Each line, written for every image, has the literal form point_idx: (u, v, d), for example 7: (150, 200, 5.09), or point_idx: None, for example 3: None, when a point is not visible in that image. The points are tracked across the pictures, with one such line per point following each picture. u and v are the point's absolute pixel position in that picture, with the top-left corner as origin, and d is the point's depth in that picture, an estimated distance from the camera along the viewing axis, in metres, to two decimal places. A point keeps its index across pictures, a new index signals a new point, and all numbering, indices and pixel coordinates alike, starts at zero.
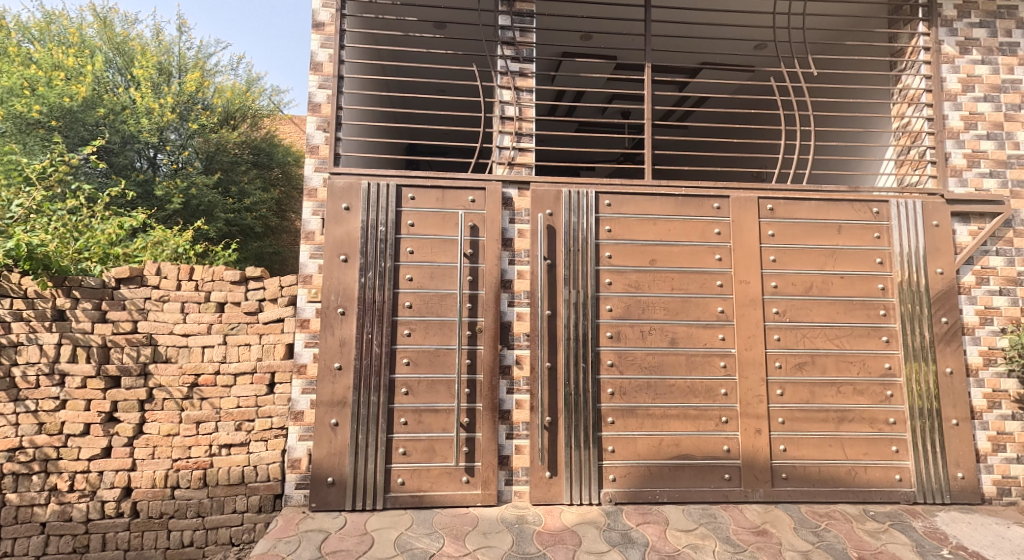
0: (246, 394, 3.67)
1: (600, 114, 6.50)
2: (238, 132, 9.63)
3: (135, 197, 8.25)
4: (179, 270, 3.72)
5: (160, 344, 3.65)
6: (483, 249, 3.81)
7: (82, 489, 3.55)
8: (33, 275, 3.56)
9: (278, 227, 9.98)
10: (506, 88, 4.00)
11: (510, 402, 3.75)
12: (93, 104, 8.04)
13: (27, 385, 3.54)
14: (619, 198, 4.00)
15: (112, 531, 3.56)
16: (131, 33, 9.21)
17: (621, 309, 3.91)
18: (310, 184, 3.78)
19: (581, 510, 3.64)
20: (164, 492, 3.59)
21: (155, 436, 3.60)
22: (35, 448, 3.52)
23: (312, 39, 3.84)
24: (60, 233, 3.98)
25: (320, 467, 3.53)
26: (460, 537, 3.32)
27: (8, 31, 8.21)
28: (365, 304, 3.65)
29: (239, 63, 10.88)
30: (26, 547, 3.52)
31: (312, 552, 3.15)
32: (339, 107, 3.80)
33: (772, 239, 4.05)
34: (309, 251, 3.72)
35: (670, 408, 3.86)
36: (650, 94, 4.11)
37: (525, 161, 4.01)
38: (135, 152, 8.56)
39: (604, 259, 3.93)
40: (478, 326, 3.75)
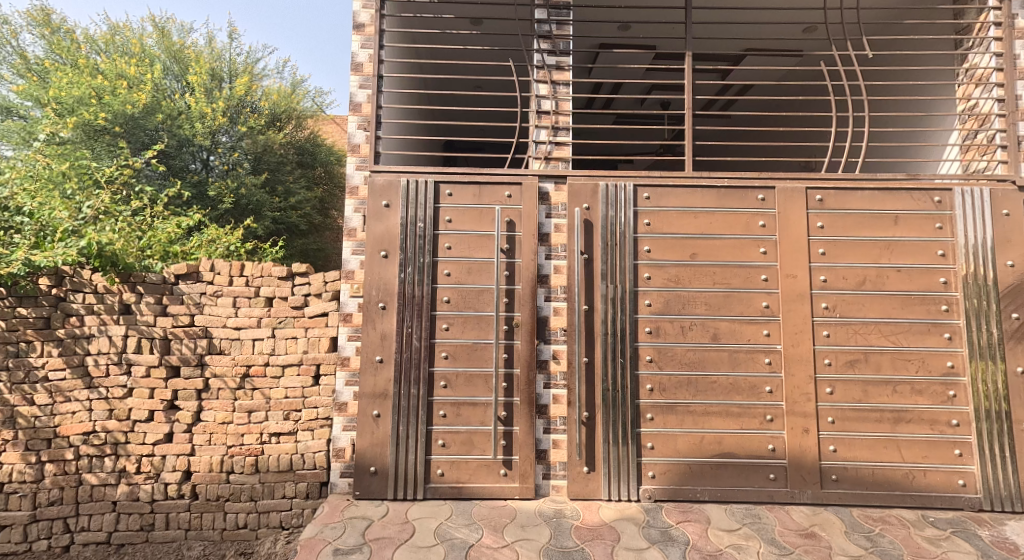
0: (294, 385, 3.84)
1: (639, 105, 6.37)
2: (284, 133, 10.02)
3: (190, 197, 8.67)
4: (231, 266, 3.90)
5: (214, 337, 3.85)
6: (519, 244, 3.82)
7: (148, 471, 3.78)
8: (102, 271, 3.81)
9: (321, 225, 10.32)
10: (543, 82, 4.00)
11: (548, 397, 3.77)
12: (153, 109, 8.48)
13: (99, 373, 3.78)
14: (658, 190, 3.92)
15: (174, 511, 3.78)
16: (186, 41, 9.70)
17: (660, 304, 3.85)
18: (352, 182, 3.88)
19: (620, 505, 3.63)
20: (220, 477, 3.79)
21: (212, 424, 3.80)
22: (106, 432, 3.77)
23: (353, 39, 3.93)
24: (126, 232, 4.25)
25: (363, 457, 3.65)
26: (498, 529, 3.37)
27: (78, 44, 8.73)
28: (406, 299, 3.74)
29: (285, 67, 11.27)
30: (100, 523, 3.77)
31: (356, 538, 3.27)
32: (379, 106, 3.87)
33: (821, 231, 3.89)
34: (351, 248, 3.83)
35: (712, 405, 3.77)
36: (691, 83, 4.01)
37: (562, 155, 3.98)
38: (190, 154, 8.99)
39: (642, 253, 3.87)
40: (515, 320, 3.78)
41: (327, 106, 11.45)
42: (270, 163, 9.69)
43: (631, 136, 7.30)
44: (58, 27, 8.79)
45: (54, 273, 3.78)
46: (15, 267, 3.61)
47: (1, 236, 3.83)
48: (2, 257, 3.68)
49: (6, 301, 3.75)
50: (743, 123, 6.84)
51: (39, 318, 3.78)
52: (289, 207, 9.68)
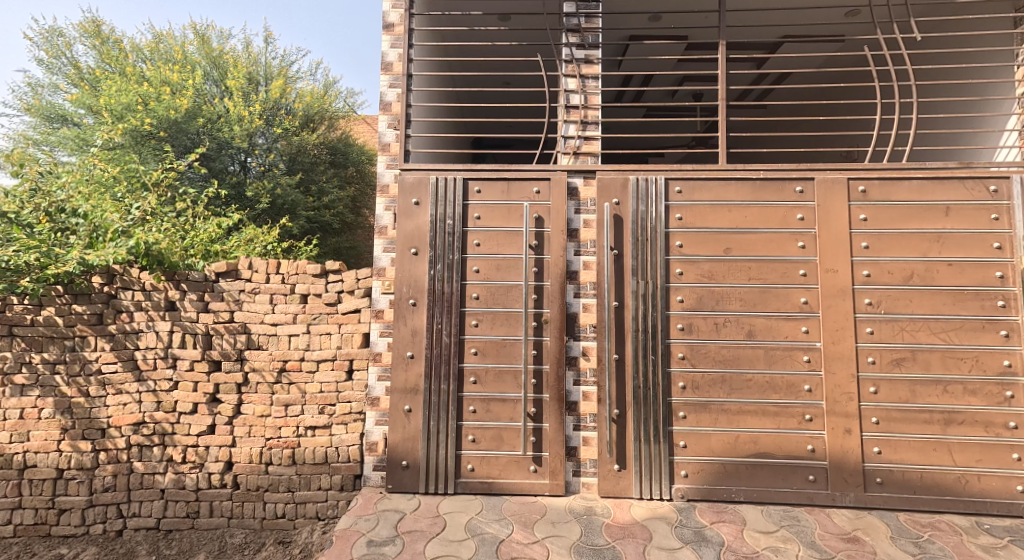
0: (328, 380, 3.94)
1: (670, 97, 6.23)
2: (317, 133, 10.28)
3: (229, 198, 8.94)
4: (268, 265, 4.02)
5: (253, 333, 3.98)
6: (548, 240, 3.81)
7: (193, 461, 3.94)
8: (149, 270, 4.00)
9: (353, 223, 10.57)
10: (571, 76, 3.98)
11: (577, 394, 3.74)
12: (194, 114, 8.80)
13: (147, 367, 3.95)
14: (690, 184, 3.84)
15: (217, 500, 3.93)
16: (225, 47, 10.02)
17: (692, 300, 3.77)
18: (383, 180, 3.94)
19: (652, 504, 3.58)
20: (260, 468, 3.93)
21: (251, 417, 3.94)
22: (155, 423, 3.95)
23: (383, 40, 3.99)
24: (171, 232, 4.44)
25: (395, 451, 3.71)
26: (529, 525, 3.37)
27: (126, 53, 9.13)
28: (436, 295, 3.77)
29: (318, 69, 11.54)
30: (149, 510, 3.94)
31: (389, 530, 3.33)
32: (409, 105, 3.91)
33: (864, 224, 3.73)
34: (382, 245, 3.89)
35: (747, 404, 3.68)
36: (724, 73, 3.91)
37: (591, 149, 3.95)
38: (229, 156, 9.29)
39: (674, 248, 3.80)
40: (544, 317, 3.77)
41: (358, 106, 11.67)
42: (304, 164, 9.97)
43: (661, 130, 7.16)
44: (108, 37, 9.22)
45: (105, 272, 3.96)
46: (71, 266, 3.80)
47: (58, 237, 4.04)
48: (59, 257, 3.87)
49: (62, 298, 3.94)
50: (781, 113, 6.62)
51: (92, 314, 3.96)
52: (323, 206, 9.93)
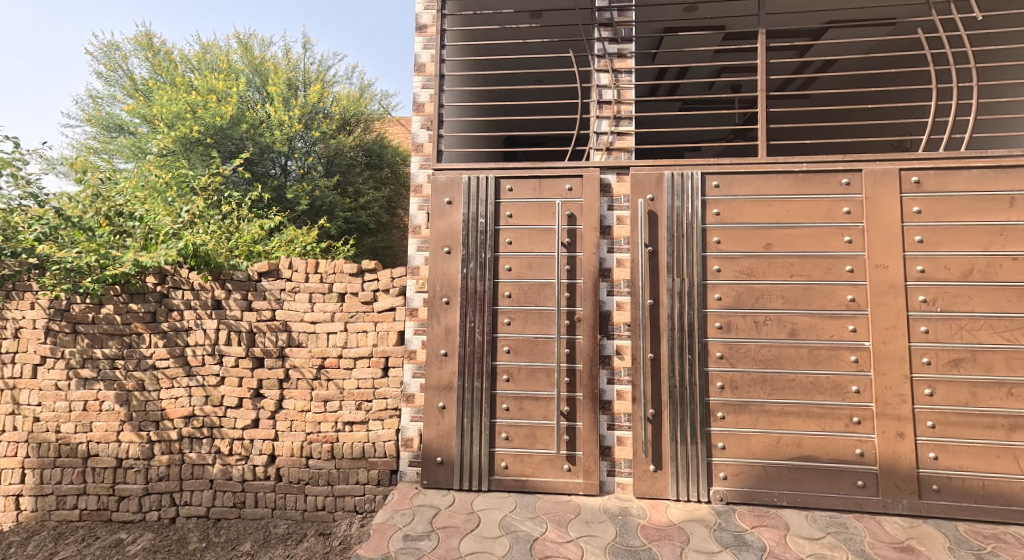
0: (365, 376, 4.03)
1: (707, 89, 6.06)
2: (354, 136, 10.53)
3: (270, 201, 9.24)
4: (307, 264, 4.14)
5: (293, 330, 4.11)
6: (580, 237, 3.78)
7: (239, 453, 4.11)
8: (197, 270, 4.18)
9: (388, 224, 10.80)
10: (604, 71, 3.93)
11: (611, 393, 3.70)
12: (238, 120, 9.13)
13: (196, 362, 4.14)
14: (728, 178, 3.72)
15: (262, 491, 4.09)
16: (266, 54, 10.38)
17: (731, 298, 3.66)
18: (416, 180, 3.99)
19: (689, 506, 3.51)
20: (301, 461, 4.06)
21: (292, 412, 4.08)
22: (204, 416, 4.13)
23: (416, 41, 4.04)
24: (217, 234, 4.63)
25: (429, 447, 3.76)
26: (563, 524, 3.36)
27: (176, 64, 9.58)
28: (468, 294, 3.80)
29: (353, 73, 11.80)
30: (200, 499, 4.13)
31: (424, 525, 3.38)
32: (441, 105, 3.95)
33: (917, 216, 3.53)
34: (416, 245, 3.95)
35: (790, 405, 3.55)
36: (764, 63, 3.78)
37: (624, 145, 3.89)
38: (271, 160, 9.61)
39: (711, 244, 3.70)
40: (577, 315, 3.75)
41: (392, 108, 11.87)
42: (341, 166, 10.24)
43: (698, 123, 7.00)
44: (159, 49, 9.69)
45: (158, 272, 4.16)
46: (127, 266, 4.01)
47: (115, 240, 4.28)
48: (116, 258, 4.09)
49: (120, 296, 4.17)
50: (826, 102, 6.35)
51: (147, 312, 4.18)
52: (360, 207, 10.18)
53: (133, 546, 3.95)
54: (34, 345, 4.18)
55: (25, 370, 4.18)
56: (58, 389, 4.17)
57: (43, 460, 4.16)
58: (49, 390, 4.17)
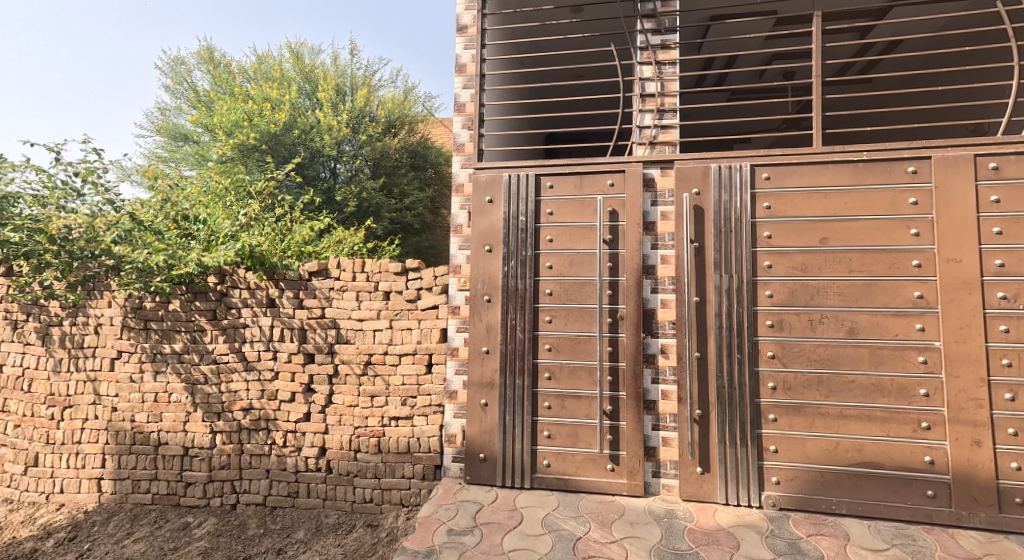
0: (410, 372, 4.13)
1: (757, 78, 5.81)
2: (399, 138, 10.79)
3: (321, 203, 9.58)
4: (354, 264, 4.28)
5: (341, 328, 4.26)
6: (623, 234, 3.72)
7: (292, 445, 4.30)
8: (253, 269, 4.39)
9: (432, 224, 11.02)
10: (647, 64, 3.85)
11: (656, 393, 3.62)
12: (290, 126, 9.51)
13: (253, 357, 4.36)
14: (780, 169, 3.56)
15: (314, 482, 4.26)
16: (316, 62, 10.77)
17: (783, 295, 3.50)
18: (458, 180, 4.04)
19: (739, 511, 3.39)
20: (350, 454, 4.20)
21: (341, 406, 4.24)
22: (260, 409, 4.35)
23: (457, 42, 4.08)
24: (271, 236, 4.86)
25: (472, 444, 3.80)
26: (606, 524, 3.32)
27: (234, 75, 10.10)
28: (509, 292, 3.81)
29: (398, 76, 12.07)
30: (257, 487, 4.35)
31: (469, 521, 3.41)
32: (482, 104, 3.97)
33: (996, 206, 3.26)
34: (458, 243, 3.99)
35: (849, 408, 3.36)
36: (819, 47, 3.59)
37: (668, 138, 3.79)
38: (321, 164, 9.94)
39: (762, 239, 3.55)
40: (620, 313, 3.69)
41: (435, 109, 12.08)
42: (387, 167, 10.51)
43: (748, 113, 6.73)
44: (219, 62, 10.24)
45: (218, 272, 4.40)
46: (191, 266, 4.27)
47: (181, 242, 4.56)
48: (182, 258, 4.36)
49: (185, 295, 4.44)
50: (891, 86, 5.96)
51: (209, 310, 4.44)
52: (405, 208, 10.45)
53: (199, 529, 4.20)
54: (113, 340, 4.53)
55: (104, 363, 4.53)
56: (132, 381, 4.50)
57: (120, 446, 4.50)
58: (125, 382, 4.50)
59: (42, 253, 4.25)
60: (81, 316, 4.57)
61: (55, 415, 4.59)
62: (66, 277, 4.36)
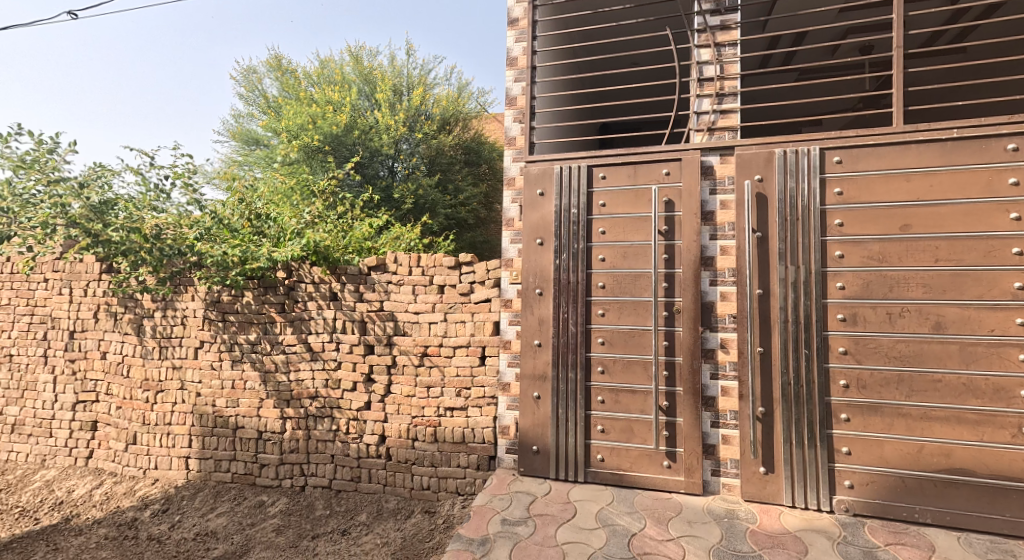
0: (464, 364, 4.21)
1: (831, 54, 5.43)
2: (453, 135, 10.97)
3: (380, 201, 9.90)
4: (410, 259, 4.41)
5: (399, 320, 4.41)
6: (679, 224, 3.59)
7: (354, 432, 4.51)
8: (318, 264, 4.62)
9: (486, 219, 11.16)
10: (705, 46, 3.69)
11: (715, 389, 3.49)
12: (351, 127, 9.86)
13: (318, 348, 4.59)
14: (854, 152, 3.30)
15: (375, 468, 4.45)
16: (375, 63, 11.12)
17: (857, 287, 3.26)
18: (509, 173, 4.04)
19: (807, 515, 3.21)
20: (407, 442, 4.35)
21: (399, 396, 4.40)
22: (325, 397, 4.59)
23: (508, 35, 4.08)
24: (334, 233, 5.09)
25: (525, 436, 3.83)
26: (663, 522, 3.25)
27: (300, 80, 10.62)
28: (561, 285, 3.79)
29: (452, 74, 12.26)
30: (324, 471, 4.59)
31: (522, 511, 3.43)
32: (533, 97, 3.96)
33: None
34: (510, 237, 4.01)
35: (934, 410, 3.10)
36: (899, 17, 3.30)
37: (728, 124, 3.62)
38: (380, 163, 10.22)
39: (832, 228, 3.32)
40: (676, 306, 3.57)
41: (489, 105, 12.18)
42: (442, 164, 10.70)
43: (820, 93, 6.29)
44: (286, 69, 10.81)
45: (286, 267, 4.68)
46: (262, 262, 4.56)
47: (254, 239, 4.86)
48: (254, 254, 4.66)
49: (257, 289, 4.75)
50: (987, 56, 5.40)
51: (278, 303, 4.72)
52: (459, 203, 10.63)
53: (273, 507, 4.50)
54: (196, 331, 4.92)
55: (189, 352, 4.93)
56: (213, 368, 4.87)
57: (203, 428, 4.88)
58: (207, 369, 4.88)
59: (137, 250, 4.74)
60: (170, 308, 5.00)
61: (149, 398, 5.05)
62: (157, 272, 4.87)
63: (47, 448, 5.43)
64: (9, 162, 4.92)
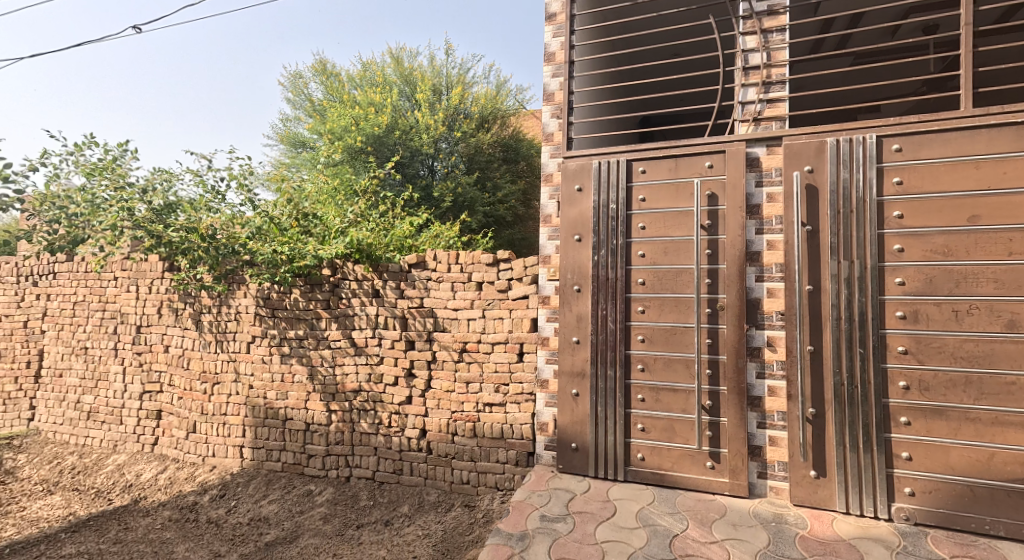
0: (502, 360, 4.24)
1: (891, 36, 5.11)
2: (492, 133, 11.02)
3: (420, 199, 10.06)
4: (449, 256, 4.47)
5: (439, 317, 4.48)
6: (723, 219, 3.48)
7: (396, 426, 4.61)
8: (362, 262, 4.76)
9: (525, 216, 11.17)
10: (750, 33, 3.54)
11: (761, 388, 3.37)
12: (392, 128, 10.06)
13: (362, 343, 4.72)
14: (915, 139, 3.10)
15: (416, 461, 4.54)
16: (415, 64, 11.29)
17: (918, 283, 3.06)
18: (547, 169, 4.02)
19: (862, 522, 3.05)
20: (447, 437, 4.42)
21: (439, 391, 4.47)
22: (368, 391, 4.72)
23: (545, 31, 4.05)
24: (376, 231, 5.22)
25: (564, 433, 3.81)
26: (706, 524, 3.16)
27: (343, 83, 10.92)
28: (600, 281, 3.74)
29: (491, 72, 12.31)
30: (367, 463, 4.73)
31: (561, 508, 3.42)
32: (571, 92, 3.92)
33: None
34: (548, 233, 3.98)
35: (1006, 415, 2.88)
36: None
37: (776, 113, 3.46)
38: (420, 162, 10.39)
39: (891, 220, 3.12)
40: (720, 303, 3.47)
41: (527, 102, 12.16)
42: (480, 162, 10.77)
43: (878, 77, 5.94)
44: (330, 73, 11.14)
45: (331, 264, 4.83)
46: (309, 259, 4.73)
47: (301, 237, 5.04)
48: (302, 252, 4.83)
49: (304, 286, 4.93)
50: None
51: (323, 299, 4.88)
52: (498, 201, 10.68)
53: (320, 496, 4.67)
54: (248, 326, 5.15)
55: (242, 346, 5.18)
56: (264, 362, 5.10)
57: (255, 419, 5.12)
58: (259, 362, 5.11)
59: (196, 250, 5.02)
60: (225, 305, 5.26)
61: (207, 389, 5.33)
62: (213, 270, 5.14)
63: (117, 434, 5.83)
64: (84, 170, 5.34)
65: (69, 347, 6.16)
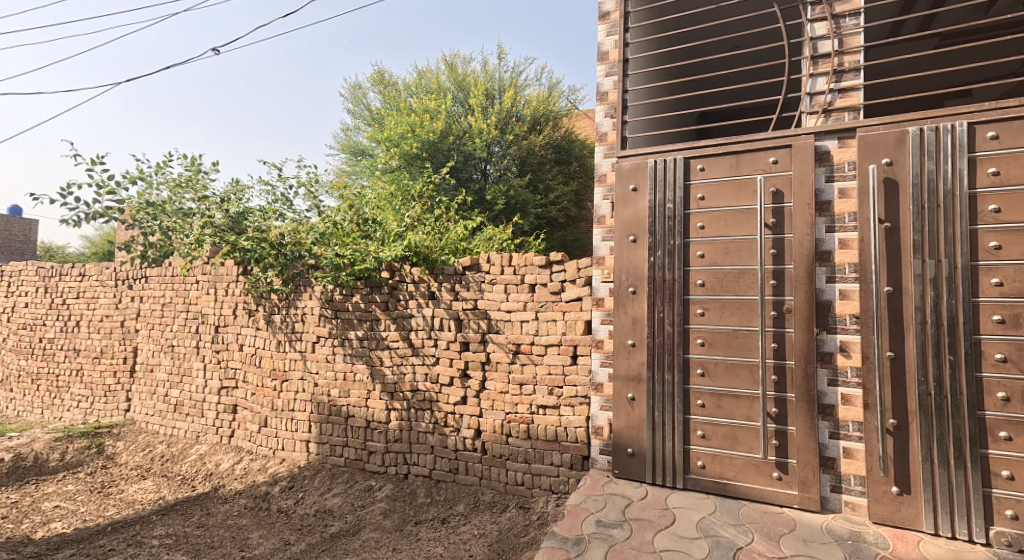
0: (556, 363, 4.21)
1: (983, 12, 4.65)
2: (544, 135, 11.00)
3: (473, 203, 10.19)
4: (502, 259, 4.50)
5: (492, 319, 4.52)
6: (790, 216, 3.29)
7: (452, 426, 4.69)
8: (419, 264, 4.87)
9: (577, 217, 11.08)
10: (819, 20, 3.34)
11: (834, 397, 3.15)
12: (446, 133, 10.26)
13: (419, 344, 4.84)
14: (1014, 125, 2.80)
15: (472, 461, 4.59)
16: (468, 69, 11.46)
17: (1018, 283, 2.77)
18: (601, 169, 3.94)
19: (953, 545, 2.79)
20: (502, 437, 4.45)
21: (493, 392, 4.51)
22: (425, 390, 4.83)
23: (598, 30, 3.99)
24: (432, 235, 5.33)
25: (620, 437, 3.73)
26: (773, 538, 2.99)
27: (400, 92, 11.25)
28: (656, 283, 3.64)
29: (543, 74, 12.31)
30: (425, 461, 4.83)
31: (618, 514, 3.33)
32: (626, 90, 3.83)
33: None
34: (601, 234, 3.91)
35: None
36: None
37: (849, 103, 3.23)
38: (473, 166, 10.53)
39: (985, 214, 2.84)
40: (787, 305, 3.28)
41: (579, 103, 12.06)
42: (533, 164, 10.78)
43: (968, 59, 5.42)
44: (388, 82, 11.51)
45: (389, 267, 4.98)
46: (369, 262, 4.91)
47: (361, 242, 5.23)
48: (362, 255, 5.02)
49: (364, 289, 5.11)
50: None
51: (382, 301, 5.04)
52: (550, 202, 10.66)
53: (380, 492, 4.82)
54: (313, 327, 5.40)
55: (308, 346, 5.44)
56: (328, 360, 5.33)
57: (320, 415, 5.36)
58: (323, 361, 5.35)
59: (265, 255, 5.33)
60: (292, 306, 5.54)
61: (276, 386, 5.64)
62: (281, 274, 5.36)
63: (199, 426, 6.28)
64: (169, 184, 5.80)
65: (158, 345, 6.71)
